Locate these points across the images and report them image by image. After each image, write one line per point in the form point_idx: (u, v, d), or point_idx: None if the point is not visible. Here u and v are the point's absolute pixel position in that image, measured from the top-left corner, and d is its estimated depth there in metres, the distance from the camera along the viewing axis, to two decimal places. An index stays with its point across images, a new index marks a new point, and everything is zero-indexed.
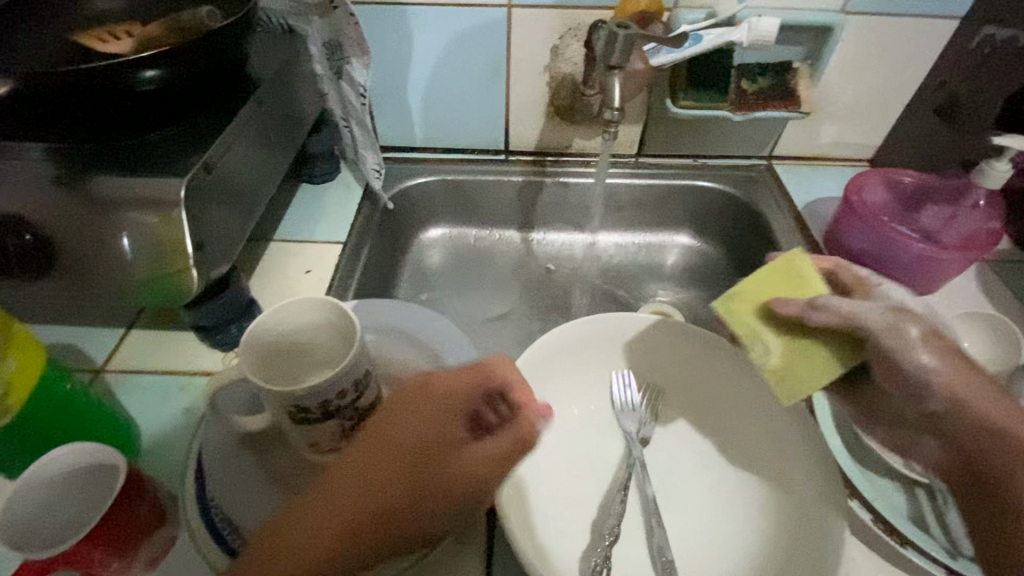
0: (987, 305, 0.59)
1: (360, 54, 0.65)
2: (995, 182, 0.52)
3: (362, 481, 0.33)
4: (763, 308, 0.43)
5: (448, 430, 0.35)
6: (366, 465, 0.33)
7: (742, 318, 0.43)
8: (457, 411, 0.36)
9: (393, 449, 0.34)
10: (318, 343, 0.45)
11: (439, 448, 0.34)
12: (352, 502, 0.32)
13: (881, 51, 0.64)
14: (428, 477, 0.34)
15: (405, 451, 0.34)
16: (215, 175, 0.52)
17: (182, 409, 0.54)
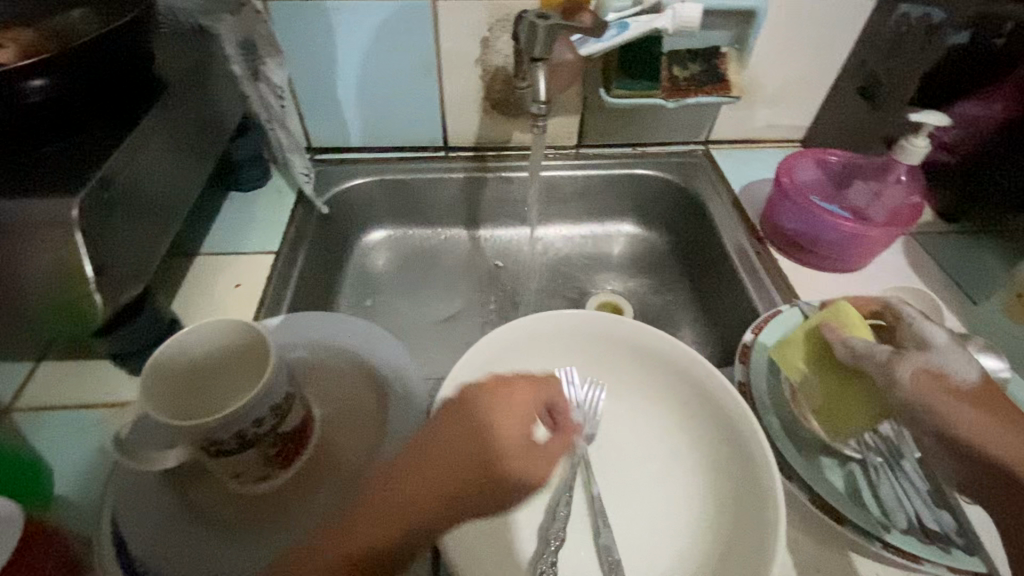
0: (904, 268, 0.65)
1: (274, 53, 0.63)
2: (916, 157, 0.57)
3: (413, 486, 0.31)
4: (813, 351, 0.45)
5: (509, 436, 0.33)
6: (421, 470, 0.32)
7: (791, 360, 0.45)
8: (514, 421, 0.33)
9: (448, 459, 0.32)
10: (233, 359, 0.36)
11: (498, 459, 0.32)
12: (405, 504, 0.31)
13: (803, 35, 0.69)
14: (484, 483, 0.31)
15: (458, 462, 0.32)
16: (116, 190, 0.44)
17: (99, 445, 0.45)
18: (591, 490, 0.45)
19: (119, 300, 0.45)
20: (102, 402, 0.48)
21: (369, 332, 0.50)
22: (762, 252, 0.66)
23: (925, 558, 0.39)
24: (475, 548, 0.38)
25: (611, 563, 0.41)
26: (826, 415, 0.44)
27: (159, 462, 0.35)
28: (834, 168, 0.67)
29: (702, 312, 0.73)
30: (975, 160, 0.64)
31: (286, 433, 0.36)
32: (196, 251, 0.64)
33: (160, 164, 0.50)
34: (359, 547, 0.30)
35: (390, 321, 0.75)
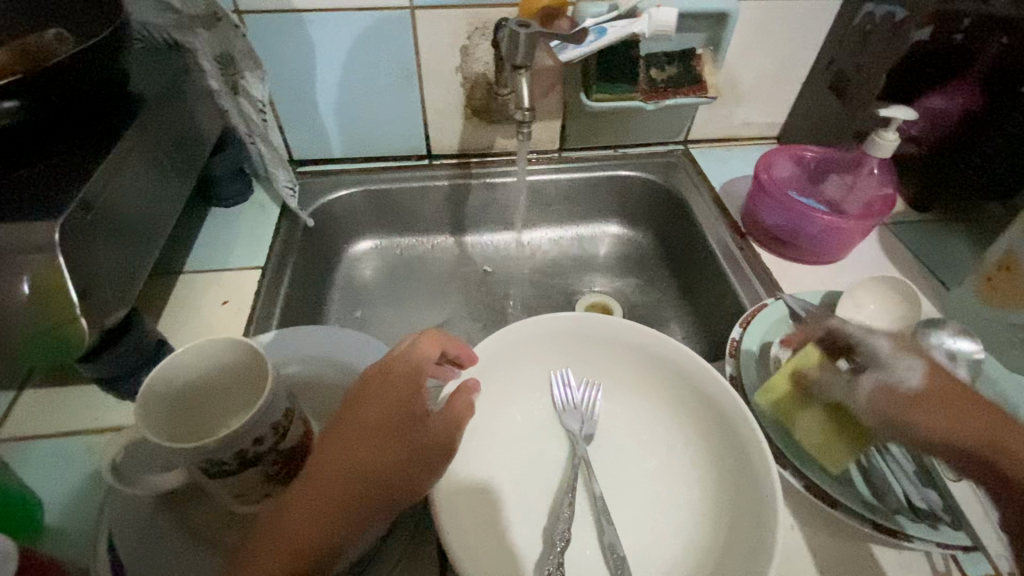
0: (882, 257, 0.67)
1: (255, 68, 0.62)
2: (886, 151, 0.59)
3: (338, 461, 0.35)
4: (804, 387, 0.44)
5: (405, 402, 0.37)
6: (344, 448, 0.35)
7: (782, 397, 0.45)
8: (406, 387, 0.38)
9: (362, 428, 0.36)
10: (230, 379, 0.36)
11: (403, 415, 0.37)
12: (339, 481, 0.34)
13: (774, 35, 0.71)
14: (403, 441, 0.36)
15: (373, 427, 0.36)
16: (97, 212, 0.43)
17: (90, 472, 0.44)
18: (593, 490, 0.45)
19: (105, 323, 0.44)
20: (93, 428, 0.47)
21: (365, 344, 0.50)
22: (745, 247, 0.67)
23: (915, 537, 0.41)
24: (478, 553, 0.38)
25: (616, 561, 0.41)
26: (821, 452, 0.43)
27: (156, 485, 0.34)
28: (810, 163, 0.69)
29: (689, 308, 0.74)
30: (941, 150, 0.67)
31: (287, 450, 0.36)
32: (181, 269, 0.63)
33: (140, 183, 0.49)
34: (312, 532, 0.33)
35: (380, 331, 0.74)
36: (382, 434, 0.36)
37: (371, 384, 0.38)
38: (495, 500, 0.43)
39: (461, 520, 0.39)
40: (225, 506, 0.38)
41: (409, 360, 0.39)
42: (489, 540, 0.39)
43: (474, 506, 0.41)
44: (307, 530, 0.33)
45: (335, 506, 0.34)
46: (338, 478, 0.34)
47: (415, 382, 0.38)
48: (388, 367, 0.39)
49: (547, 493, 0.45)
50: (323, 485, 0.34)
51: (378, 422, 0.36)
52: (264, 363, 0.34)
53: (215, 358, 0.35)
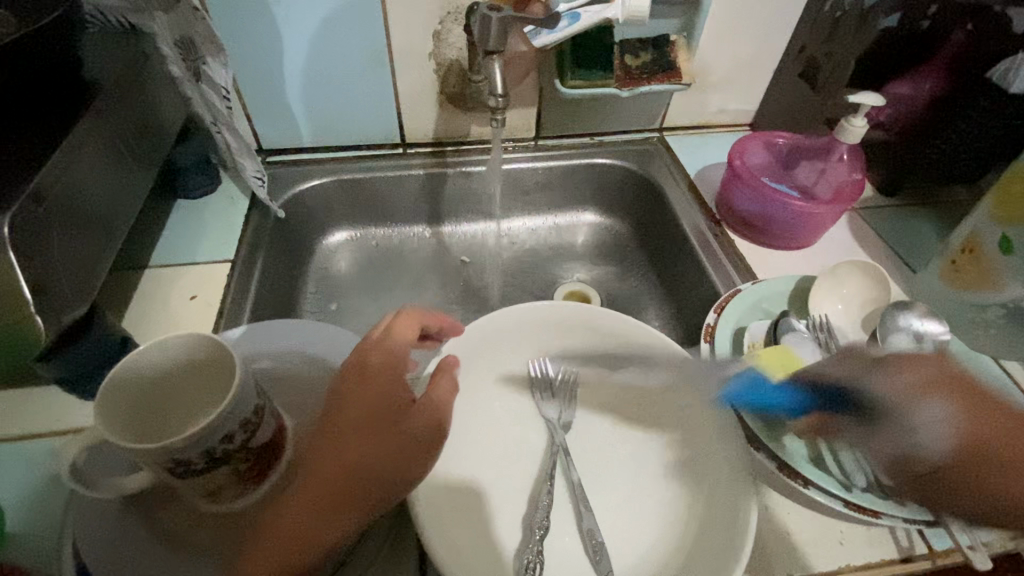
0: (852, 243, 0.68)
1: (216, 51, 0.58)
2: (854, 137, 0.60)
3: (322, 457, 0.34)
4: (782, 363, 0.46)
5: (386, 390, 0.36)
6: (325, 444, 0.34)
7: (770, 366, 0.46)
8: (383, 379, 0.36)
9: (343, 421, 0.35)
10: (190, 372, 0.35)
11: (385, 408, 0.35)
12: (322, 476, 0.33)
13: (746, 22, 0.71)
14: (389, 429, 0.35)
15: (354, 421, 0.34)
16: (50, 206, 0.41)
17: (50, 476, 0.43)
18: (571, 477, 0.45)
19: (63, 321, 0.42)
20: (55, 430, 0.46)
21: (340, 337, 0.49)
22: (719, 234, 0.68)
23: (883, 513, 0.41)
24: (457, 544, 0.38)
25: (595, 546, 0.41)
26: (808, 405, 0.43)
27: (121, 487, 0.33)
28: (782, 150, 0.70)
29: (666, 295, 0.74)
30: (910, 135, 0.68)
31: (258, 447, 0.35)
32: (145, 264, 0.61)
33: (97, 174, 0.47)
34: (300, 528, 0.33)
35: (356, 324, 0.73)
36: (364, 428, 0.34)
37: (351, 375, 0.36)
38: (473, 490, 0.43)
39: (439, 511, 0.39)
40: (194, 505, 0.37)
41: (386, 347, 0.38)
42: (463, 529, 0.39)
43: (452, 498, 0.40)
44: (295, 525, 0.33)
45: (319, 504, 0.33)
46: (322, 474, 0.33)
47: (395, 372, 0.37)
48: (366, 354, 0.38)
49: (526, 481, 0.46)
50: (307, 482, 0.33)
51: (359, 415, 0.35)
52: (225, 351, 0.34)
53: (167, 352, 0.34)
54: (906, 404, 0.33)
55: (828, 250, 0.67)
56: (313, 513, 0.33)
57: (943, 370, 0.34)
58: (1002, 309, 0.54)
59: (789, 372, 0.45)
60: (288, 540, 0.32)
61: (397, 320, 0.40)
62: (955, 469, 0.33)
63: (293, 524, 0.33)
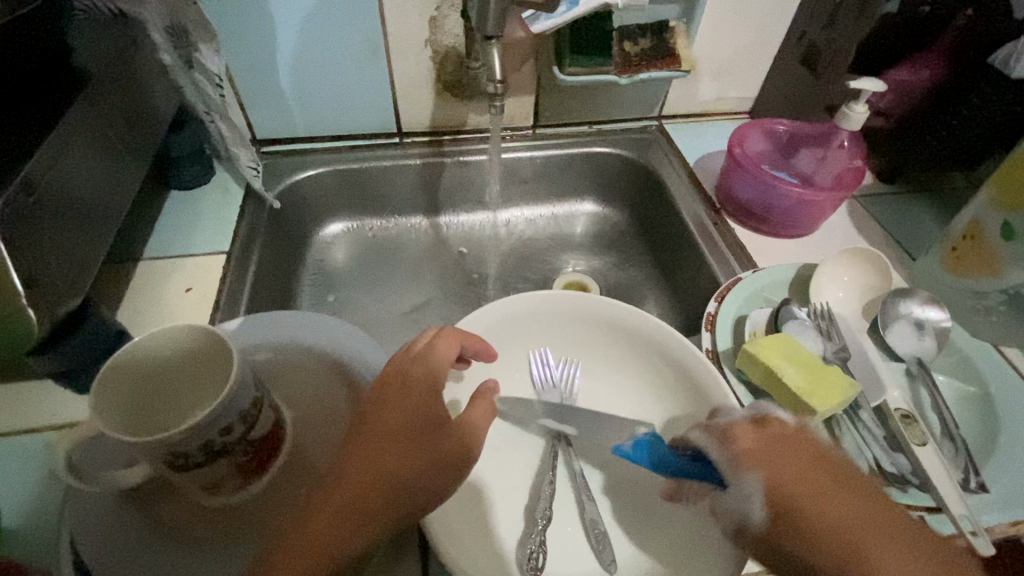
0: (852, 231, 0.68)
1: (208, 37, 0.59)
2: (855, 124, 0.59)
3: (354, 469, 0.33)
4: (784, 351, 0.46)
5: (422, 407, 0.36)
6: (358, 456, 0.33)
7: (770, 354, 0.45)
8: (425, 394, 0.36)
9: (377, 433, 0.34)
10: (189, 364, 0.34)
11: (423, 421, 0.35)
12: (355, 488, 0.32)
13: (746, 7, 0.70)
14: (422, 445, 0.34)
15: (391, 433, 0.34)
16: (41, 197, 0.40)
17: (46, 471, 0.42)
18: (573, 467, 0.45)
19: (56, 314, 0.41)
20: (51, 424, 0.45)
21: (339, 327, 0.49)
22: (719, 223, 0.68)
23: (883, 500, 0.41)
24: (460, 535, 0.37)
25: (598, 536, 0.41)
26: (810, 392, 0.43)
27: (119, 481, 0.33)
28: (782, 137, 0.70)
29: (666, 285, 0.74)
30: (909, 122, 0.68)
31: (257, 439, 0.35)
32: (139, 256, 0.60)
33: (88, 164, 0.46)
34: (328, 543, 0.31)
35: (353, 316, 0.73)
36: (401, 440, 0.34)
37: (387, 391, 0.36)
38: (475, 481, 0.43)
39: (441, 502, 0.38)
40: (194, 498, 0.36)
41: (427, 366, 0.38)
42: (464, 520, 0.39)
43: (455, 489, 0.40)
44: (323, 539, 0.31)
45: (349, 517, 0.31)
46: (355, 485, 0.32)
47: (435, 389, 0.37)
48: (405, 371, 0.38)
49: (527, 471, 0.46)
50: (337, 494, 0.32)
51: (395, 429, 0.34)
52: (223, 343, 0.33)
53: (165, 344, 0.33)
54: (732, 472, 0.36)
55: (827, 238, 0.67)
56: (342, 527, 0.31)
57: (773, 435, 0.37)
58: (1003, 296, 0.54)
59: (789, 360, 0.45)
60: (313, 557, 0.30)
61: (436, 337, 0.41)
62: (777, 536, 0.33)
63: (319, 539, 0.31)
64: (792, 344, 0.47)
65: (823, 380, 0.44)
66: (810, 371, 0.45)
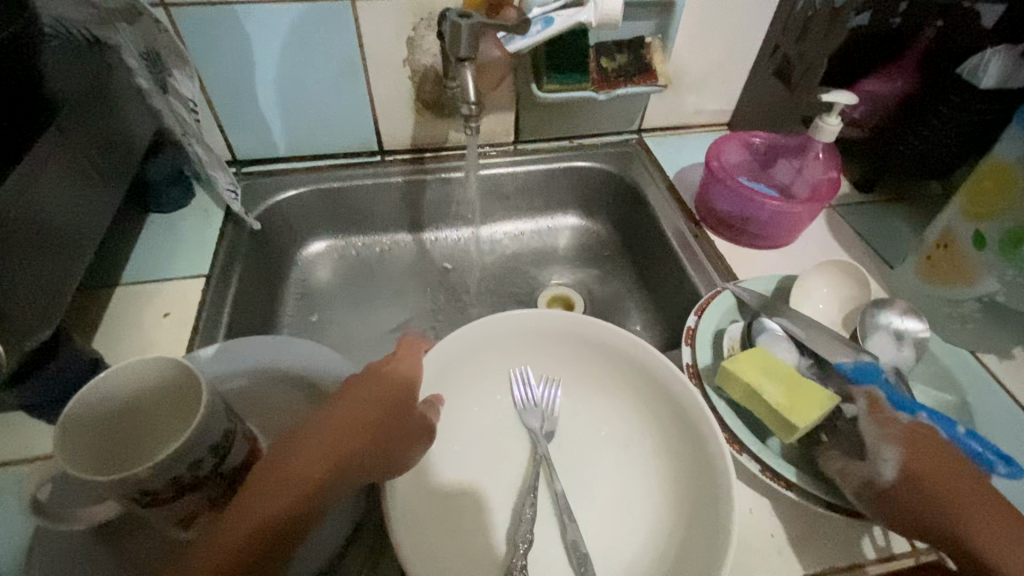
0: (831, 240, 0.68)
1: (183, 65, 0.58)
2: (829, 135, 0.60)
3: (261, 508, 0.32)
4: (763, 367, 0.46)
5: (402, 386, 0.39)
6: (268, 496, 0.32)
7: (748, 368, 0.46)
8: (366, 428, 0.35)
9: (299, 469, 0.33)
10: (154, 402, 0.34)
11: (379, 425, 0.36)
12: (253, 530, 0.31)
13: (720, 24, 0.71)
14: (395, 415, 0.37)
15: (312, 475, 0.33)
16: (9, 229, 0.40)
17: (15, 507, 0.41)
18: (555, 488, 0.45)
19: (26, 346, 0.41)
20: (22, 457, 0.44)
21: (316, 351, 0.48)
22: (699, 235, 0.68)
23: (858, 511, 0.42)
24: (435, 562, 0.37)
25: (579, 558, 0.40)
26: (788, 408, 0.43)
27: (86, 519, 0.32)
28: (759, 149, 0.71)
29: (649, 297, 0.74)
30: (884, 131, 0.69)
31: (231, 471, 0.34)
32: (115, 282, 0.59)
33: (60, 193, 0.46)
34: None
35: (336, 336, 0.72)
36: (353, 436, 0.35)
37: (331, 422, 0.35)
38: (453, 505, 0.42)
39: (416, 528, 0.38)
40: (165, 534, 0.36)
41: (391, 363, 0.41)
42: (440, 547, 0.38)
43: (432, 515, 0.40)
44: (268, 511, 0.31)
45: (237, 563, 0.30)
46: (255, 526, 0.31)
47: (387, 428, 0.36)
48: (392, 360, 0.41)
49: (509, 494, 0.45)
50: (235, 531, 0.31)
51: (323, 472, 0.33)
52: (185, 376, 0.33)
53: (128, 384, 0.32)
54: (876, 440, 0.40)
55: (806, 248, 0.67)
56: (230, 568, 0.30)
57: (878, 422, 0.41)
58: (978, 303, 0.55)
59: (769, 376, 0.45)
60: (280, 495, 0.32)
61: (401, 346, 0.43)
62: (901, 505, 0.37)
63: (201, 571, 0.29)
64: (773, 359, 0.46)
65: (798, 395, 0.44)
66: (789, 388, 0.44)
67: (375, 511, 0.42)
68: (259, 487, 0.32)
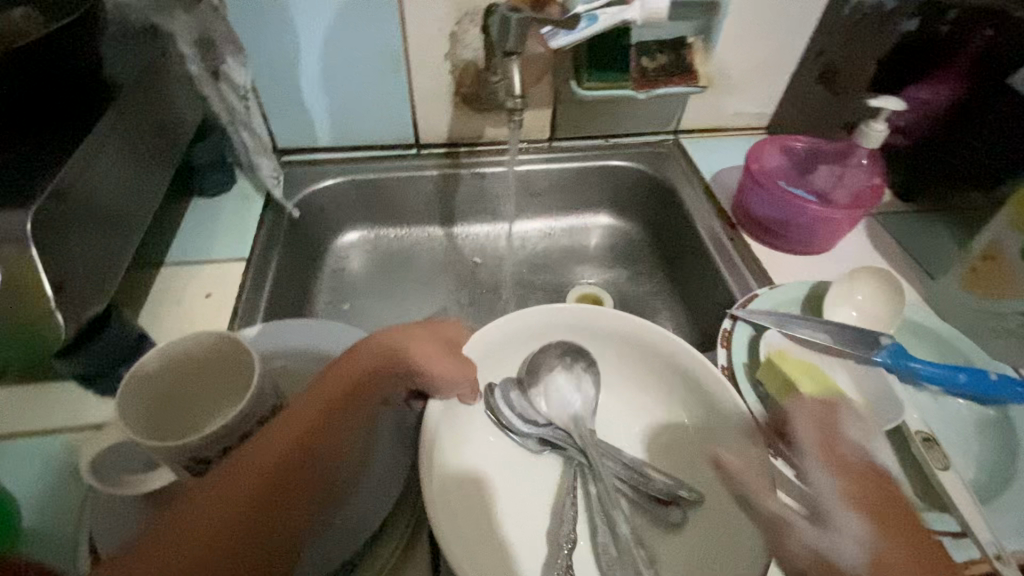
0: (874, 251, 0.67)
1: (235, 51, 0.61)
2: (874, 141, 0.59)
3: (281, 438, 0.32)
4: (804, 371, 0.46)
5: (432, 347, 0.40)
6: (278, 442, 0.32)
7: (791, 367, 0.46)
8: (372, 370, 0.37)
9: (311, 402, 0.34)
10: (186, 372, 0.34)
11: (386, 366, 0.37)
12: (268, 476, 0.31)
13: (763, 28, 0.71)
14: (399, 359, 0.38)
15: (315, 414, 0.33)
16: (72, 203, 0.42)
17: (68, 474, 0.43)
18: (587, 487, 0.44)
19: (81, 318, 0.43)
20: (74, 425, 0.46)
21: (354, 335, 0.49)
22: (735, 238, 0.67)
23: None
24: (468, 550, 0.38)
25: (608, 559, 0.40)
26: (823, 406, 0.43)
27: (141, 486, 0.33)
28: (799, 154, 0.70)
29: (681, 300, 0.74)
30: (928, 141, 0.67)
31: None
32: (161, 262, 0.61)
33: (117, 171, 0.48)
34: (237, 513, 0.29)
35: (367, 325, 0.73)
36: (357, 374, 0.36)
37: (344, 365, 0.36)
38: (484, 497, 0.43)
39: (449, 515, 0.38)
40: None
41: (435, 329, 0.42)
42: (470, 536, 0.39)
43: (461, 504, 0.41)
44: (284, 442, 0.32)
45: (261, 490, 0.30)
46: (276, 455, 0.31)
47: (389, 373, 0.37)
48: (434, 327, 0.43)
49: (542, 488, 0.45)
50: (252, 474, 0.30)
51: (329, 404, 0.34)
52: (200, 337, 0.33)
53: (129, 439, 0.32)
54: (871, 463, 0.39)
55: (844, 257, 0.66)
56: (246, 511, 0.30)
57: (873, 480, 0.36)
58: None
59: (810, 378, 0.45)
60: (290, 425, 0.33)
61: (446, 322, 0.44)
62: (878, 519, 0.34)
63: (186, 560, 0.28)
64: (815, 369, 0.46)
65: (839, 403, 0.44)
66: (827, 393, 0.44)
67: (409, 496, 0.42)
68: (273, 424, 0.33)
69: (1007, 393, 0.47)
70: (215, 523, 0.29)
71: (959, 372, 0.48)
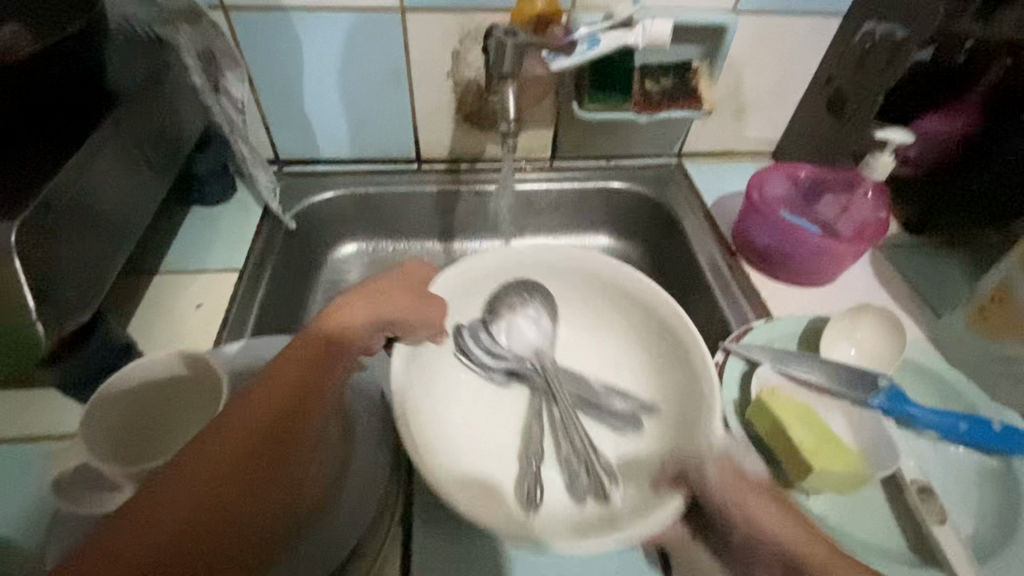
0: (878, 285, 0.65)
1: (234, 66, 0.63)
2: (881, 173, 0.57)
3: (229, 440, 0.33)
4: (797, 413, 0.44)
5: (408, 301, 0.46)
6: (224, 445, 0.32)
7: (783, 408, 0.44)
8: (306, 365, 0.37)
9: (254, 403, 0.35)
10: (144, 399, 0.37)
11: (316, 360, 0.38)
12: (218, 477, 0.31)
13: (770, 54, 0.70)
14: (330, 354, 0.39)
15: (257, 414, 0.34)
16: (62, 215, 0.42)
17: (42, 484, 0.43)
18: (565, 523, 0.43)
19: (64, 328, 0.43)
20: (53, 434, 0.46)
21: None
22: (734, 266, 0.66)
23: None
24: None
25: None
26: (814, 453, 0.41)
27: (100, 507, 0.32)
28: (804, 183, 0.68)
29: None
30: (941, 172, 0.65)
31: None
32: (155, 270, 0.61)
33: (113, 181, 0.48)
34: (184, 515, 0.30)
35: None
36: (293, 373, 0.37)
37: (278, 366, 0.37)
38: None
39: None
40: None
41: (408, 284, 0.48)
42: None
43: None
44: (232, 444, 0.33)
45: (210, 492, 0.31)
46: (224, 460, 0.32)
47: (323, 366, 0.38)
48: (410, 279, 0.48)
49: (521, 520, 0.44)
50: (200, 476, 0.31)
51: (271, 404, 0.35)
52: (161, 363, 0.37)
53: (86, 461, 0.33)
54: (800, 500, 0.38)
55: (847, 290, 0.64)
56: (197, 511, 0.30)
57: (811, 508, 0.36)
58: None
59: (802, 421, 0.43)
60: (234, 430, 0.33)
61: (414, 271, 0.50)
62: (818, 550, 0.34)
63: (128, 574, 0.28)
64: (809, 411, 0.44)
65: (833, 450, 0.42)
66: (819, 439, 0.42)
67: None
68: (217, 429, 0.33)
69: (1012, 444, 0.45)
70: (160, 528, 0.29)
71: (959, 421, 0.47)
